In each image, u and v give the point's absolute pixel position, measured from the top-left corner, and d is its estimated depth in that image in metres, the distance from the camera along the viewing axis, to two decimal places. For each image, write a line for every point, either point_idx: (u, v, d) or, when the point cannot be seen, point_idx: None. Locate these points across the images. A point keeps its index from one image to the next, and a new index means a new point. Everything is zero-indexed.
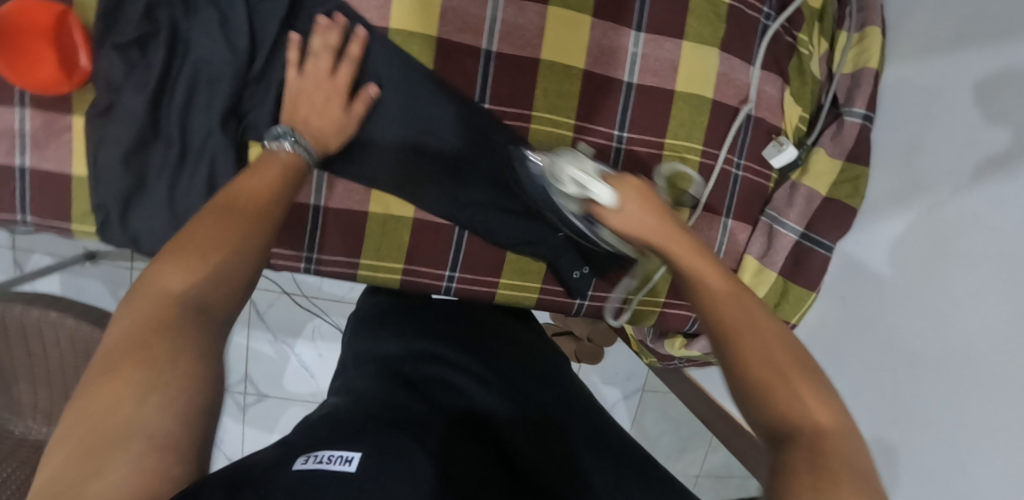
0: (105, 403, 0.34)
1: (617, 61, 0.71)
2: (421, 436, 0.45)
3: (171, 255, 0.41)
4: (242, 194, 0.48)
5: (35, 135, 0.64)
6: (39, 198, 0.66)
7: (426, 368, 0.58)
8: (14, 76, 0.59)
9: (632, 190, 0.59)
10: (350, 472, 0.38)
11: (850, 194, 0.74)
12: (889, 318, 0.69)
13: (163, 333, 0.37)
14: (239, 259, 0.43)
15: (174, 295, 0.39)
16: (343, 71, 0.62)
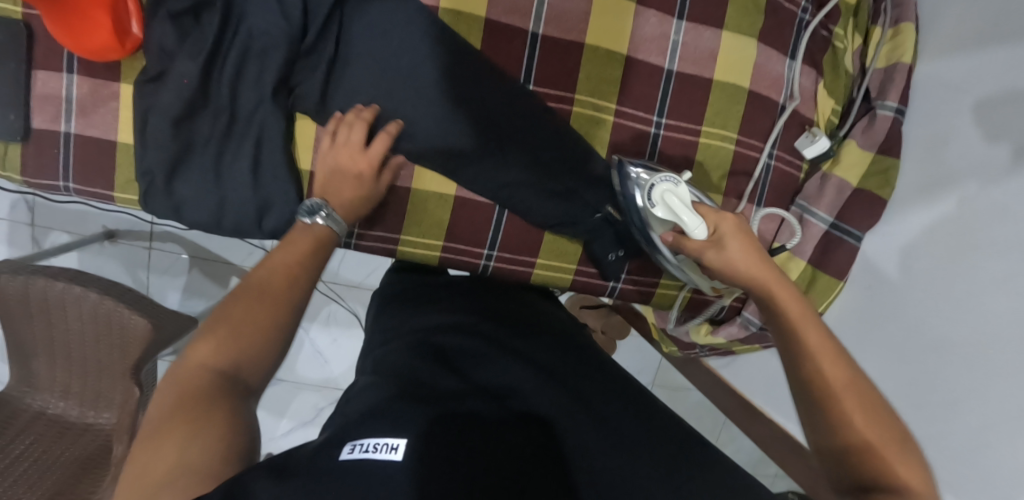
0: (156, 459, 0.39)
1: (658, 48, 0.73)
2: (455, 409, 0.43)
3: (207, 328, 0.47)
4: (270, 268, 0.53)
5: (82, 101, 0.64)
6: (82, 165, 0.66)
7: (450, 338, 0.56)
8: (69, 40, 0.60)
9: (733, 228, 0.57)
10: (398, 461, 0.37)
11: (881, 186, 0.75)
12: (920, 313, 0.70)
13: (201, 397, 0.42)
14: (268, 336, 0.48)
15: (208, 370, 0.45)
16: (376, 144, 0.63)
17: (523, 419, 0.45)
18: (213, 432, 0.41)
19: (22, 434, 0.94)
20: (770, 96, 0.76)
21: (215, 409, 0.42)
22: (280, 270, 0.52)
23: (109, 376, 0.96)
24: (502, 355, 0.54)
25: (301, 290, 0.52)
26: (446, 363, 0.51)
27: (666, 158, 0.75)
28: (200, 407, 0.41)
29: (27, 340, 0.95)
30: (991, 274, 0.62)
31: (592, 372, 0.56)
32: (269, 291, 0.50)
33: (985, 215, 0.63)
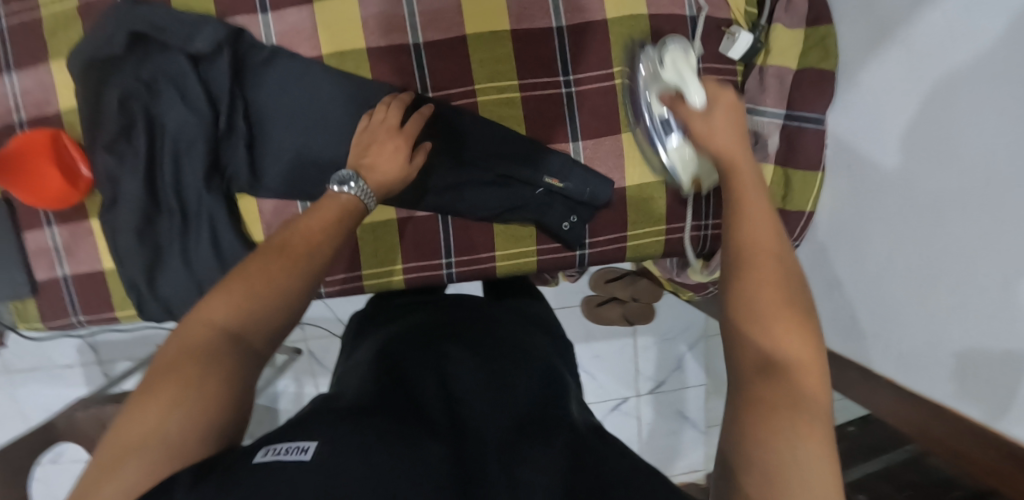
0: (135, 422, 0.36)
1: (542, 10, 0.72)
2: (382, 419, 0.40)
3: (223, 283, 0.43)
4: (296, 237, 0.47)
5: (66, 245, 0.74)
6: (83, 298, 0.75)
7: (408, 353, 0.54)
8: (33, 198, 0.69)
9: (727, 100, 0.52)
10: (306, 461, 0.35)
11: (824, 58, 0.70)
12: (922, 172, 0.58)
13: (198, 360, 0.38)
14: (286, 298, 0.44)
15: (218, 330, 0.40)
16: (412, 125, 0.62)
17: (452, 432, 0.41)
18: (210, 399, 0.37)
19: None
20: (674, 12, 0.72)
21: (214, 375, 0.38)
22: (315, 233, 0.48)
23: None
24: (462, 366, 0.51)
25: (327, 252, 0.48)
26: (395, 375, 0.49)
27: (589, 111, 0.74)
28: (196, 367, 0.38)
29: None
30: (961, 109, 0.52)
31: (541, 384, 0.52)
32: (301, 253, 0.46)
33: (933, 40, 0.55)
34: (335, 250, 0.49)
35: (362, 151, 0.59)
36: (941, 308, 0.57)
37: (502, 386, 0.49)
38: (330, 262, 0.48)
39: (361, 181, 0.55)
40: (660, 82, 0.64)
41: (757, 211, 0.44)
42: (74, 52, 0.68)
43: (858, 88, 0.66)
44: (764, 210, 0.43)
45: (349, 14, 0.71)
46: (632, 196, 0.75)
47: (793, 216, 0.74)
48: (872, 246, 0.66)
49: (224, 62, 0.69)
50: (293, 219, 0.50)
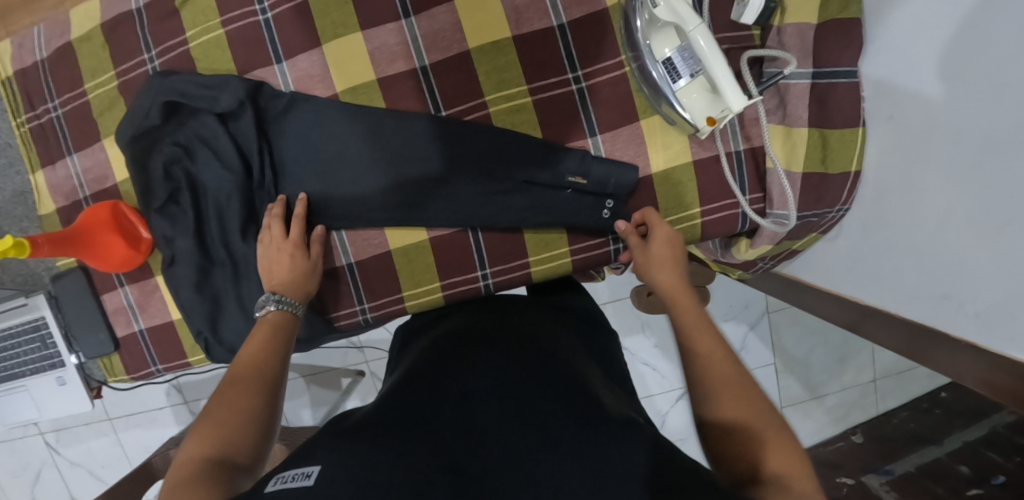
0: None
1: (540, 11, 0.71)
2: (385, 435, 0.44)
3: (193, 429, 0.46)
4: (241, 361, 0.53)
5: (138, 302, 0.80)
6: (159, 348, 0.81)
7: (428, 360, 0.57)
8: (103, 264, 0.76)
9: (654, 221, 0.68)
10: (308, 485, 0.39)
11: (844, 6, 0.64)
12: (960, 111, 0.55)
13: (188, 481, 0.41)
14: (248, 418, 0.47)
15: (196, 460, 0.43)
16: (294, 228, 0.70)
17: (451, 434, 0.44)
18: None
19: None
20: None
21: (201, 492, 0.39)
22: (248, 358, 0.54)
23: None
24: (473, 365, 0.53)
25: (269, 369, 0.53)
26: (408, 385, 0.52)
27: (602, 104, 0.73)
28: (187, 489, 0.40)
29: None
30: (1003, 36, 0.48)
31: (560, 372, 0.52)
32: (247, 378, 0.51)
33: None
34: (277, 357, 0.55)
35: (272, 275, 0.68)
36: (998, 254, 0.53)
37: (514, 377, 0.50)
38: (278, 367, 0.54)
39: (279, 297, 0.63)
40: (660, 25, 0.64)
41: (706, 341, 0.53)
42: (119, 130, 0.74)
43: (882, 41, 0.64)
44: (667, 260, 0.64)
45: (355, 50, 0.73)
46: (659, 182, 0.74)
47: (836, 179, 0.69)
48: (916, 189, 0.62)
49: (248, 117, 0.73)
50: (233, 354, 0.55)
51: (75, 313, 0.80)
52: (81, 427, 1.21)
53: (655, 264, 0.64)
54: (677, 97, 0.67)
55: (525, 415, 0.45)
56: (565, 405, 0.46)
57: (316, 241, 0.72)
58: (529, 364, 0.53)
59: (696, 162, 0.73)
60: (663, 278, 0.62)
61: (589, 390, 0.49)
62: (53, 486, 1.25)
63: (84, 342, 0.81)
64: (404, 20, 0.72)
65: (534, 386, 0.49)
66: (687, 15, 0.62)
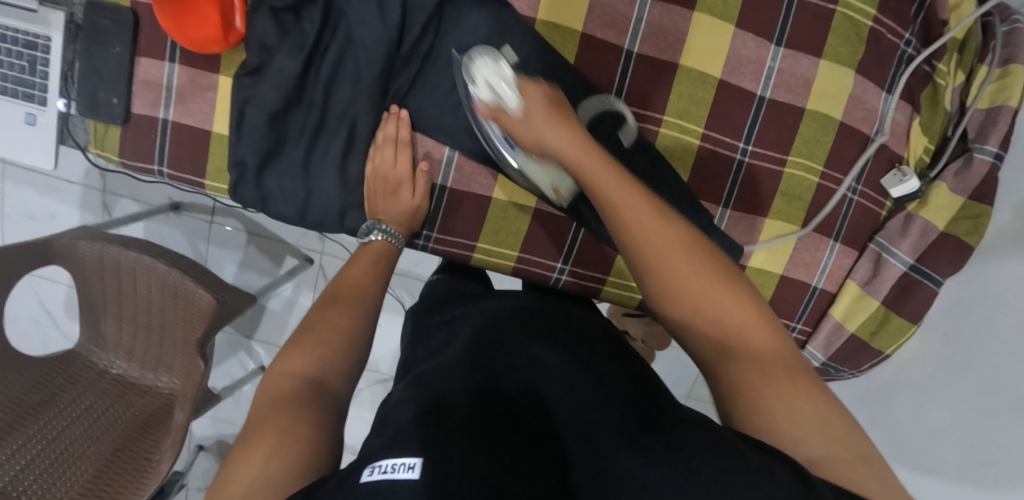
0: (242, 471, 0.39)
1: (753, 74, 0.71)
2: (473, 430, 0.36)
3: (295, 341, 0.52)
4: (345, 283, 0.60)
5: (181, 88, 0.65)
6: (178, 151, 0.67)
7: (467, 337, 0.51)
8: (178, 33, 0.61)
9: (541, 95, 0.53)
10: (416, 480, 0.32)
11: (969, 232, 0.72)
12: (985, 350, 0.68)
13: (290, 400, 0.45)
14: (346, 340, 0.53)
15: (298, 374, 0.48)
16: (402, 156, 0.67)
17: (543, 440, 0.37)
18: (308, 420, 0.44)
19: (86, 392, 0.96)
20: (864, 127, 0.73)
21: (306, 410, 0.45)
22: (352, 282, 0.60)
23: (170, 347, 0.97)
24: (553, 349, 0.47)
25: (368, 294, 0.59)
26: (479, 361, 0.45)
27: (747, 184, 0.74)
28: (291, 406, 0.45)
29: (99, 302, 0.98)
30: None
31: (634, 368, 0.49)
32: (349, 299, 0.58)
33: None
34: (372, 284, 0.60)
35: (374, 199, 0.68)
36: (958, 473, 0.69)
37: (597, 369, 0.46)
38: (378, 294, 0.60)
39: (385, 226, 0.66)
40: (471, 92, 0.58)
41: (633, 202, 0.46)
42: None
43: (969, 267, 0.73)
44: (570, 139, 0.50)
45: None
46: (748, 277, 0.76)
47: (872, 351, 0.79)
48: (925, 395, 0.74)
49: None
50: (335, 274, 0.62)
51: (98, 60, 0.64)
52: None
53: (528, 100, 0.52)
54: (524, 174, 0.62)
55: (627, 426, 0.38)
56: (660, 403, 0.42)
57: (421, 176, 0.68)
58: (581, 348, 0.49)
59: (784, 277, 0.77)
60: (562, 143, 0.50)
61: (639, 370, 0.49)
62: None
63: (89, 94, 0.65)
64: None
65: (630, 388, 0.44)
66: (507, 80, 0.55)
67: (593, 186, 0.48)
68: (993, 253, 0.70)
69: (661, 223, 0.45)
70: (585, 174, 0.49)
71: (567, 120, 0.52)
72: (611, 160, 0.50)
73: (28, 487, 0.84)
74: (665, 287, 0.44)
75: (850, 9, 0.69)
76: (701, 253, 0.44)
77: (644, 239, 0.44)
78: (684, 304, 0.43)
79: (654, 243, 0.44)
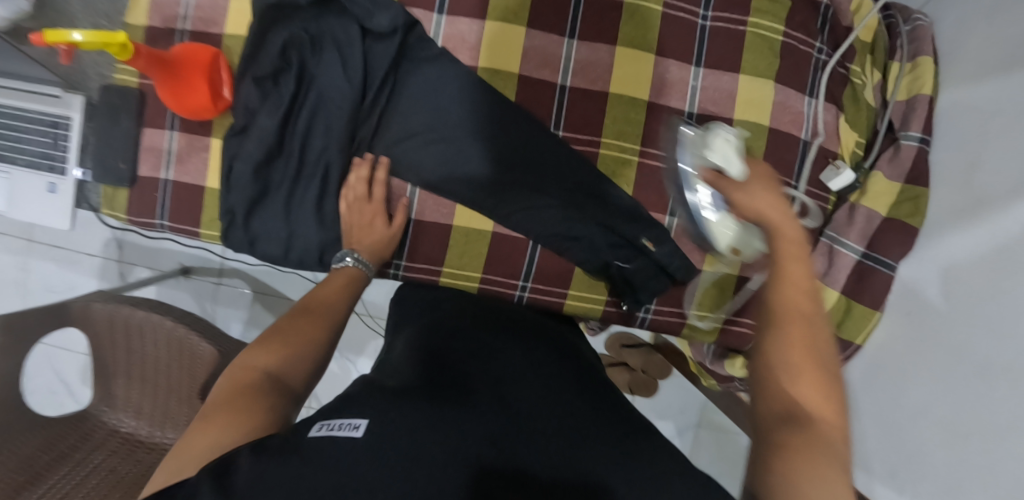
0: (198, 445, 0.44)
1: (678, 93, 0.78)
2: (421, 400, 0.44)
3: (263, 341, 0.56)
4: (316, 299, 0.64)
5: (179, 152, 0.76)
6: (176, 205, 0.77)
7: (441, 341, 0.58)
8: (176, 105, 0.72)
9: (762, 175, 0.55)
10: (357, 436, 0.40)
11: (912, 213, 0.75)
12: (946, 325, 0.67)
13: (248, 389, 0.49)
14: (310, 344, 0.58)
15: (260, 368, 0.52)
16: (377, 192, 0.74)
17: (479, 415, 0.44)
18: (262, 405, 0.48)
19: (98, 450, 1.02)
20: (796, 131, 0.77)
21: (261, 399, 0.49)
22: (322, 297, 0.64)
23: (174, 401, 1.04)
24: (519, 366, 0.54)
25: (337, 308, 0.63)
26: (445, 363, 0.53)
27: None
28: (248, 395, 0.49)
29: (111, 363, 1.06)
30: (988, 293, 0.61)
31: (579, 381, 0.56)
32: (318, 309, 0.62)
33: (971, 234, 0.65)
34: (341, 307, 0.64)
35: (351, 232, 0.74)
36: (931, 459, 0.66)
37: (544, 380, 0.53)
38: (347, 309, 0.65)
39: (359, 254, 0.71)
40: (703, 158, 0.63)
41: (795, 261, 0.48)
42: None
43: (916, 250, 0.75)
44: (773, 201, 0.52)
45: (513, 40, 0.76)
46: (704, 279, 0.80)
47: (841, 343, 0.79)
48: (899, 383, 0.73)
49: (391, 45, 0.74)
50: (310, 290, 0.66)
51: (112, 134, 0.76)
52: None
53: (752, 177, 0.54)
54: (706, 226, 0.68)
55: (542, 414, 0.47)
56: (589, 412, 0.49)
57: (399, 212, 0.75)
58: (536, 363, 0.56)
59: (740, 277, 0.80)
60: (763, 201, 0.52)
61: (581, 383, 0.56)
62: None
63: (103, 163, 0.76)
64: (568, 38, 0.76)
65: (568, 399, 0.51)
66: (736, 163, 0.57)
67: (778, 230, 0.50)
68: (936, 231, 0.72)
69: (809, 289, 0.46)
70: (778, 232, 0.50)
71: (769, 180, 0.54)
72: (804, 238, 0.50)
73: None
74: (775, 339, 0.44)
75: (760, 28, 0.77)
76: (817, 350, 0.44)
77: (786, 308, 0.45)
78: (800, 376, 0.42)
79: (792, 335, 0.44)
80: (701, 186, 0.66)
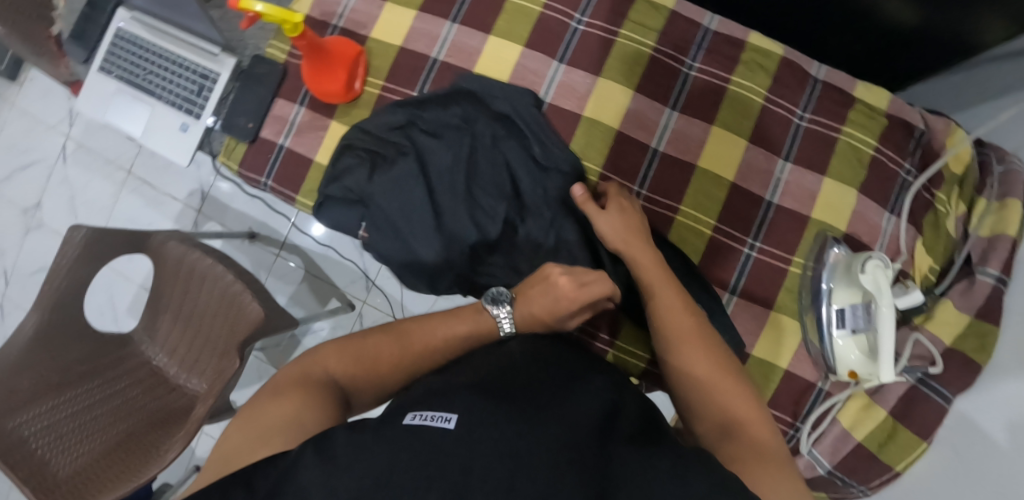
0: (272, 414, 0.50)
1: (763, 181, 0.80)
2: (507, 406, 0.44)
3: (340, 344, 0.60)
4: (431, 336, 0.61)
5: (301, 125, 0.84)
6: (283, 169, 0.84)
7: (513, 349, 0.58)
8: (315, 88, 0.81)
9: (622, 203, 0.67)
10: (450, 428, 0.41)
11: (976, 349, 0.73)
12: (987, 467, 0.64)
13: (314, 387, 0.54)
14: (390, 367, 0.59)
15: (329, 372, 0.57)
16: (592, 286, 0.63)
17: (555, 423, 0.43)
18: (325, 406, 0.52)
19: (129, 375, 1.06)
20: (869, 243, 0.79)
21: (325, 401, 0.53)
22: (428, 337, 0.61)
23: (209, 352, 1.05)
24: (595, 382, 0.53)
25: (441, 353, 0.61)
26: (519, 369, 0.52)
27: (753, 277, 0.80)
28: (314, 389, 0.53)
29: (164, 298, 1.10)
30: None
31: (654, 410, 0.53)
32: (418, 343, 0.61)
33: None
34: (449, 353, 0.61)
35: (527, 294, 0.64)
36: None
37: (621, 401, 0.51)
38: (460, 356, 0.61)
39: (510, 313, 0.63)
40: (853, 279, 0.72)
41: (674, 300, 0.58)
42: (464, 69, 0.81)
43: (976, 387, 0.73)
44: (655, 263, 0.62)
45: (619, 98, 0.81)
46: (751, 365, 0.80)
47: (880, 465, 0.76)
48: None
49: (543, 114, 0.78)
50: (431, 319, 0.63)
51: (249, 96, 0.85)
52: (107, 160, 1.35)
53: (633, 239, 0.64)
54: (833, 340, 0.75)
55: (625, 432, 0.45)
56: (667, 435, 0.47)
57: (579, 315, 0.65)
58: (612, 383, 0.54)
59: (788, 372, 0.80)
60: (646, 265, 0.62)
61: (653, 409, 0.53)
62: (39, 184, 1.37)
63: (233, 117, 0.85)
64: (670, 109, 0.81)
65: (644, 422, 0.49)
66: (886, 293, 0.69)
67: (656, 287, 0.60)
68: (999, 372, 0.70)
69: (706, 335, 0.55)
70: (628, 250, 0.64)
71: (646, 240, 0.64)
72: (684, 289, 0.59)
73: (50, 441, 0.92)
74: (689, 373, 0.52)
75: (852, 139, 0.81)
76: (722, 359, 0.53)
77: (679, 348, 0.54)
78: (710, 395, 0.50)
79: (693, 359, 0.53)
80: (838, 303, 0.75)
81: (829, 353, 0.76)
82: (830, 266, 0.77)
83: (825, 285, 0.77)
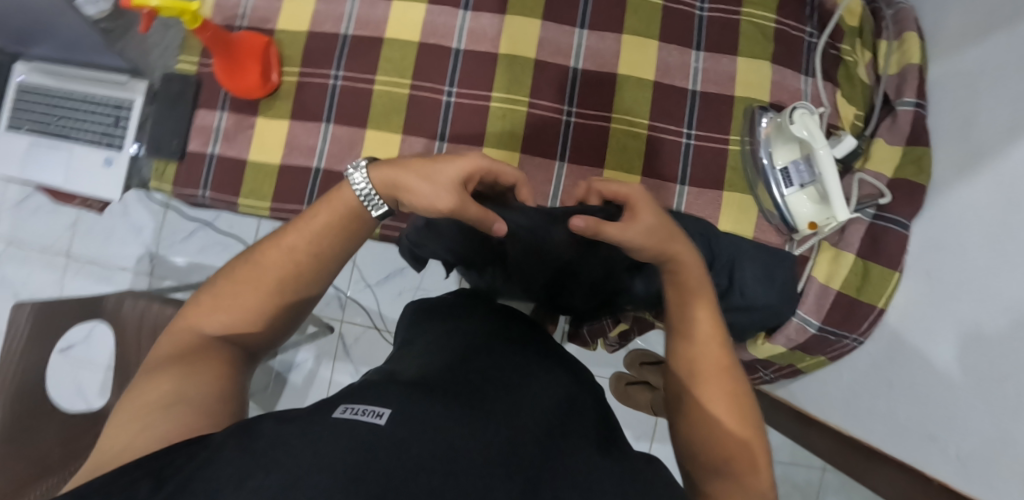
0: (150, 389, 0.45)
1: (682, 74, 0.84)
2: (454, 404, 0.41)
3: (225, 279, 0.53)
4: (289, 248, 0.53)
5: (226, 131, 0.84)
6: (219, 177, 0.83)
7: (470, 349, 0.52)
8: (228, 82, 0.80)
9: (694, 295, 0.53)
10: (380, 424, 0.38)
11: (917, 173, 0.77)
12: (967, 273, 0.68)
13: (185, 358, 0.48)
14: (267, 298, 0.53)
15: (202, 335, 0.51)
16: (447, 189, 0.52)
17: (493, 427, 0.40)
18: (207, 379, 0.47)
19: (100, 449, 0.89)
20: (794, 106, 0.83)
21: (210, 363, 0.48)
22: (294, 250, 0.53)
23: None
24: (541, 391, 0.48)
25: (311, 268, 0.54)
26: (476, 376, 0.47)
27: (700, 165, 0.82)
28: (189, 357, 0.48)
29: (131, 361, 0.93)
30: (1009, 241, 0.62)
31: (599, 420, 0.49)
32: (296, 262, 0.53)
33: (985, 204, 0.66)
34: (315, 260, 0.54)
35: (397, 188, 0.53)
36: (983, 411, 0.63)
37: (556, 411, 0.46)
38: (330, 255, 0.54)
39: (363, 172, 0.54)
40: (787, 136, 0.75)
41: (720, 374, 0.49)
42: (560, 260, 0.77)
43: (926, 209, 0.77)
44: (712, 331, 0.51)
45: (529, 29, 0.83)
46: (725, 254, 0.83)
47: (864, 308, 0.79)
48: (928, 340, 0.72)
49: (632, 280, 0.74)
50: (291, 221, 0.55)
51: (169, 115, 0.84)
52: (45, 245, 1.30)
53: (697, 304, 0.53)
54: (786, 201, 0.78)
55: (565, 443, 0.42)
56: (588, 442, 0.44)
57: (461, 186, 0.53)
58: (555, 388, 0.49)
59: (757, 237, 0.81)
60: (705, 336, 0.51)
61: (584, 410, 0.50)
62: None
63: (157, 139, 0.84)
64: (578, 29, 0.84)
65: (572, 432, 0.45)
66: (820, 138, 0.73)
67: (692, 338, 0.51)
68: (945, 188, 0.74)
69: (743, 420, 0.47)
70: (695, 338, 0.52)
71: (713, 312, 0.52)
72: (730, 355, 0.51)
73: None
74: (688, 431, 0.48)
75: (753, 17, 0.85)
76: (744, 402, 0.48)
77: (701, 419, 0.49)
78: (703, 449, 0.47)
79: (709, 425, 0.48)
80: (781, 163, 0.78)
81: (787, 216, 0.79)
82: (764, 131, 0.79)
83: (763, 153, 0.79)
